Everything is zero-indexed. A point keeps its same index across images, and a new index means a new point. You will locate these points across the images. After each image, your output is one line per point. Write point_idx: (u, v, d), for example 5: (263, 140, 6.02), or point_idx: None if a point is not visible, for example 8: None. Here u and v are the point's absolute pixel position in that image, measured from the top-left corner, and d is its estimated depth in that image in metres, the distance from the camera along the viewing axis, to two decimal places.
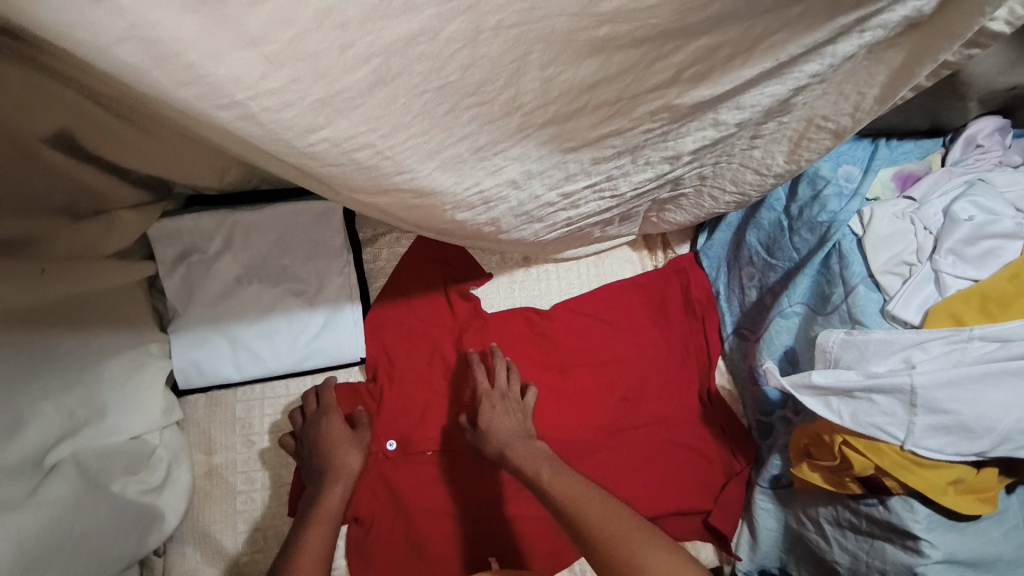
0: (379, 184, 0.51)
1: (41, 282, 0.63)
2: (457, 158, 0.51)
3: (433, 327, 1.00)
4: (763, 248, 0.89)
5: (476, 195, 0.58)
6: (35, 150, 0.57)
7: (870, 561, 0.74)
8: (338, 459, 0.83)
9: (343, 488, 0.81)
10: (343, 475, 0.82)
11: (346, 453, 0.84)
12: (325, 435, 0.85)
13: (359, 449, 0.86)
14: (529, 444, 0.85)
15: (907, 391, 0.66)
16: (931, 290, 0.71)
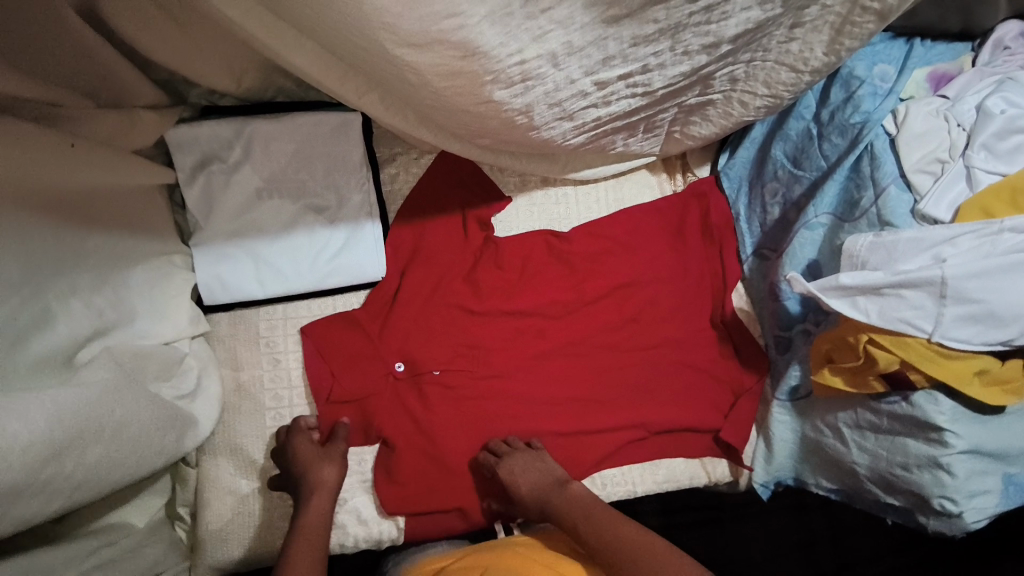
0: (426, 30, 0.50)
1: (72, 155, 0.64)
2: (506, 9, 0.50)
3: (448, 251, 0.98)
4: (789, 160, 0.87)
5: (517, 68, 0.57)
6: (64, 17, 0.61)
7: (891, 458, 0.75)
8: (313, 479, 0.82)
9: (323, 503, 0.81)
10: (324, 489, 0.82)
11: (322, 470, 0.83)
12: (300, 457, 0.83)
13: (336, 462, 0.84)
14: (563, 491, 0.86)
15: (936, 283, 0.66)
16: (963, 187, 0.71)
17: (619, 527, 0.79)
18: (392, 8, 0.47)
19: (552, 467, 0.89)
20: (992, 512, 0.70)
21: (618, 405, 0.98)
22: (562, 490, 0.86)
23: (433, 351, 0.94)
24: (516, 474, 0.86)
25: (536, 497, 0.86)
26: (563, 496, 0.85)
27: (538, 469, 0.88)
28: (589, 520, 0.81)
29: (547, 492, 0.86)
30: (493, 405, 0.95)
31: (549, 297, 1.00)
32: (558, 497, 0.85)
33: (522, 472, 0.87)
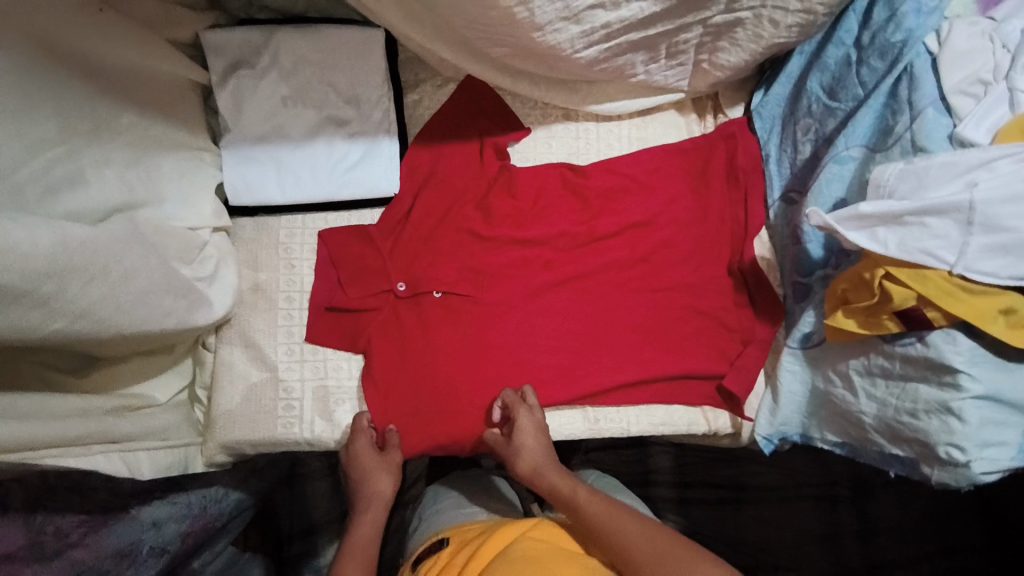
0: None
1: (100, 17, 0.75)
2: None
3: (467, 176, 1.00)
4: (825, 92, 0.82)
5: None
6: None
7: (901, 405, 0.70)
8: (375, 493, 0.91)
9: (373, 516, 0.91)
10: (377, 504, 0.92)
11: (382, 482, 0.92)
12: (361, 462, 0.90)
13: (388, 475, 0.91)
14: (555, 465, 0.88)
15: (964, 209, 0.61)
16: (1005, 111, 0.65)
17: (618, 516, 0.78)
18: None
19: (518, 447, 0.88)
20: (1008, 467, 0.64)
21: (622, 344, 0.97)
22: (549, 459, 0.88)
23: (439, 272, 0.96)
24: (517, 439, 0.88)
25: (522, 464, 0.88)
26: (546, 462, 0.88)
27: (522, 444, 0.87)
28: (582, 494, 0.83)
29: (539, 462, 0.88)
30: (494, 333, 0.95)
31: (560, 230, 0.99)
32: (541, 462, 0.88)
33: (519, 430, 0.88)
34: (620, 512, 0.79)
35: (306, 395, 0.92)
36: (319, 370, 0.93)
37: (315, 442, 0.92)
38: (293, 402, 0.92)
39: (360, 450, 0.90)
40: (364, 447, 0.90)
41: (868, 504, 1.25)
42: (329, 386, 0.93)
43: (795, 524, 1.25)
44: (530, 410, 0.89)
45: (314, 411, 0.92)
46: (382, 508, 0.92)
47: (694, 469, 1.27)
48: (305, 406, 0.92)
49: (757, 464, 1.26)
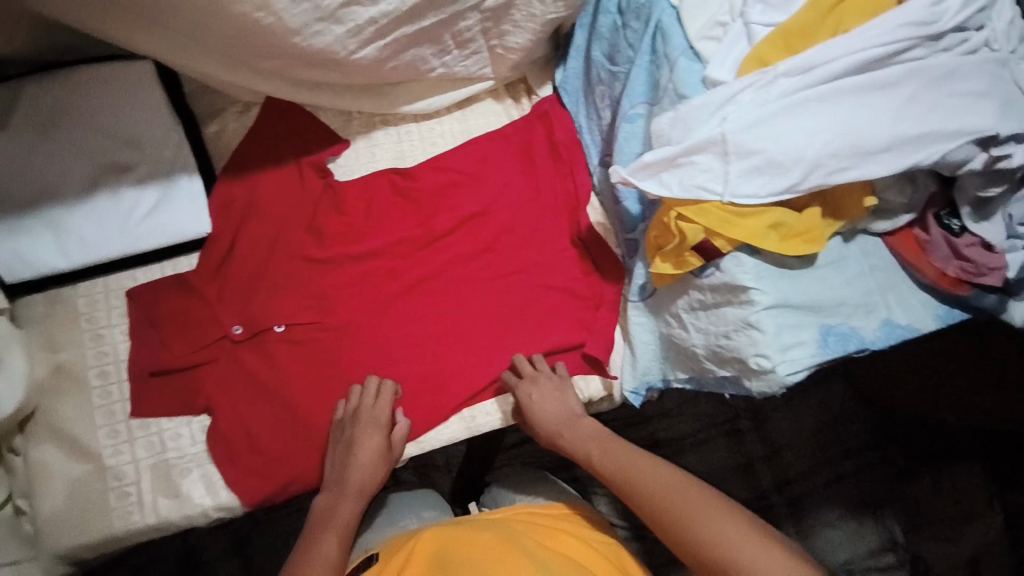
0: None
1: None
2: None
3: (288, 200, 0.94)
4: (606, 58, 0.87)
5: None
6: None
7: (717, 331, 0.76)
8: (357, 476, 0.83)
9: (352, 507, 0.83)
10: (353, 495, 0.83)
11: (371, 471, 0.84)
12: (358, 445, 0.84)
13: (382, 461, 0.85)
14: (575, 425, 0.90)
15: (718, 141, 0.67)
16: (745, 45, 0.71)
17: (648, 467, 0.81)
18: None
19: (565, 398, 0.91)
20: (809, 363, 0.70)
21: (483, 338, 0.96)
22: (570, 420, 0.90)
23: (279, 304, 0.90)
24: (540, 399, 0.89)
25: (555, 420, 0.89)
26: (569, 424, 0.90)
27: (555, 395, 0.90)
28: (597, 448, 0.87)
29: (563, 425, 0.90)
30: (349, 355, 0.91)
31: (396, 237, 0.97)
32: (564, 427, 0.90)
33: (533, 400, 0.89)
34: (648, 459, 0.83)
35: (141, 477, 0.83)
36: (155, 444, 0.84)
37: (163, 527, 0.82)
38: (127, 488, 0.82)
39: (368, 436, 0.84)
40: (372, 429, 0.84)
41: (767, 427, 1.28)
42: (169, 460, 0.84)
43: (711, 461, 1.25)
44: (536, 380, 0.91)
45: (155, 491, 0.83)
46: (354, 497, 0.83)
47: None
48: (142, 489, 0.82)
49: (666, 416, 1.26)
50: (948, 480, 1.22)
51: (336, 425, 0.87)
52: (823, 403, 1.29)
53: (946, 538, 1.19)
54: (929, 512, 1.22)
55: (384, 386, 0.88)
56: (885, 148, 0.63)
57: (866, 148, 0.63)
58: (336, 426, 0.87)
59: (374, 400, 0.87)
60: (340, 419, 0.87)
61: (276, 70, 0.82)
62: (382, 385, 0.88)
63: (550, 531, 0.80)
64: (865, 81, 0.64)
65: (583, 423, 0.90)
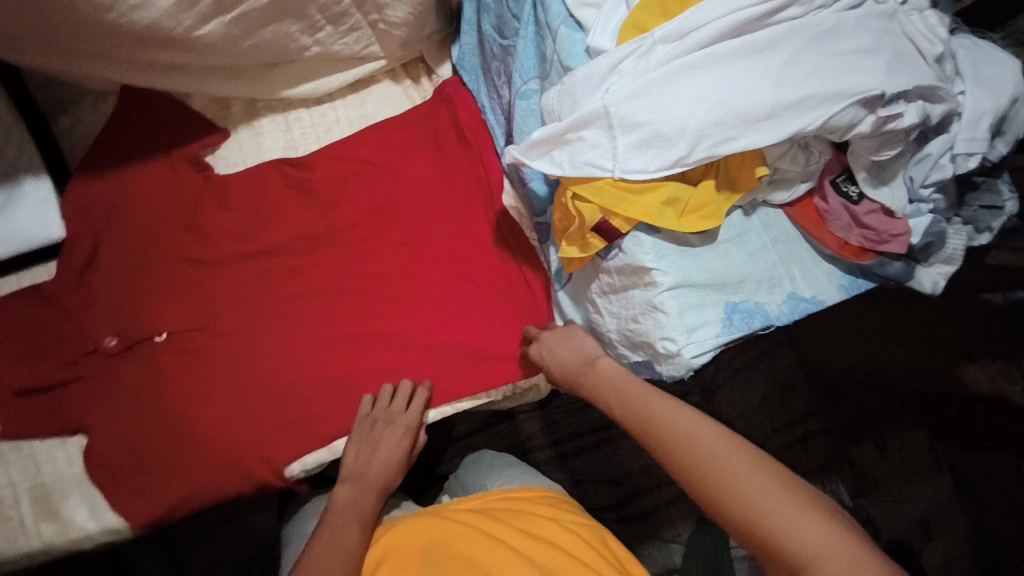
0: None
1: None
2: None
3: (164, 199, 0.86)
4: (496, 31, 0.83)
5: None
6: None
7: (627, 315, 0.72)
8: (382, 470, 0.79)
9: (370, 500, 0.75)
10: (377, 488, 0.77)
11: (391, 466, 0.79)
12: (385, 445, 0.80)
13: (400, 449, 0.80)
14: (589, 371, 0.70)
15: (601, 114, 0.62)
16: (622, 11, 0.66)
17: (668, 411, 0.60)
18: None
19: (583, 342, 0.75)
20: (713, 345, 0.67)
21: (393, 337, 0.90)
22: (586, 365, 0.71)
23: (161, 309, 0.83)
24: (553, 352, 0.76)
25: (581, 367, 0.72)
26: (588, 368, 0.70)
27: (568, 342, 0.76)
28: (615, 396, 0.66)
29: (578, 371, 0.72)
30: (242, 362, 0.84)
31: (292, 232, 0.90)
32: (580, 373, 0.72)
33: (552, 354, 0.76)
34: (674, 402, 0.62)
35: (21, 501, 0.77)
36: (30, 468, 0.78)
37: (50, 550, 0.77)
38: (8, 511, 0.77)
39: (392, 427, 0.81)
40: (400, 429, 0.81)
41: (717, 403, 1.11)
42: (46, 483, 0.78)
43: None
44: (550, 333, 0.78)
45: (36, 515, 0.77)
46: (378, 493, 0.77)
47: (557, 421, 1.14)
48: (23, 512, 0.77)
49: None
50: (888, 444, 1.01)
51: (366, 416, 0.83)
52: (770, 373, 1.14)
53: (893, 499, 0.97)
54: (879, 480, 0.99)
55: (418, 394, 0.84)
56: (769, 115, 0.59)
57: (749, 116, 0.59)
58: (366, 416, 0.82)
59: (406, 400, 0.83)
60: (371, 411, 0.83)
61: (112, 54, 0.78)
62: (409, 382, 0.85)
63: (527, 514, 0.70)
64: (744, 44, 0.60)
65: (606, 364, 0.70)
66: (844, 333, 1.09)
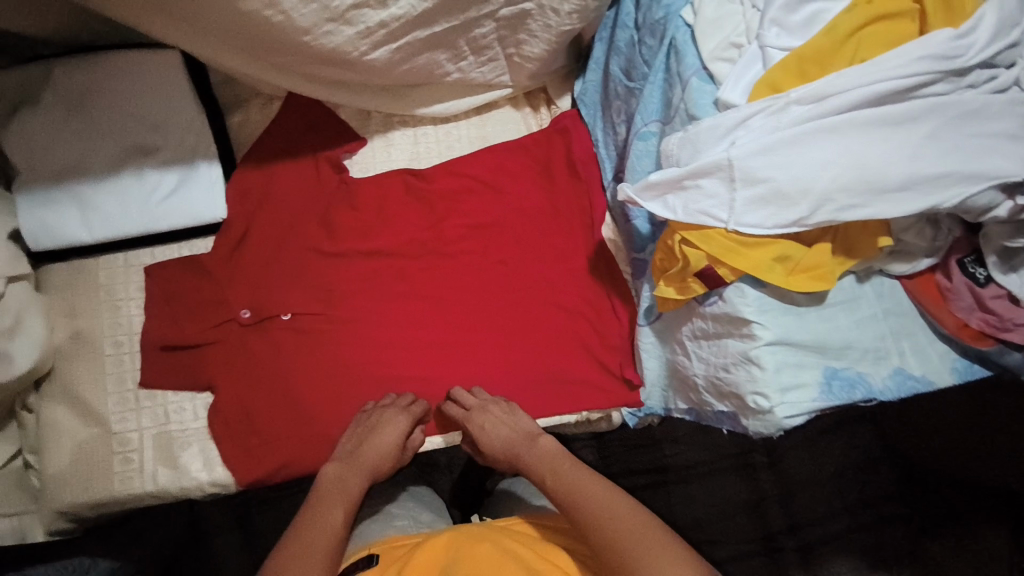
0: None
1: None
2: None
3: (303, 194, 0.97)
4: (624, 73, 0.87)
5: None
6: None
7: (718, 361, 0.73)
8: (372, 454, 0.82)
9: (356, 483, 0.79)
10: (365, 472, 0.81)
11: (383, 453, 0.82)
12: (381, 429, 0.83)
13: (394, 442, 0.83)
14: (532, 446, 0.83)
15: (724, 166, 0.65)
16: (759, 68, 0.67)
17: (593, 490, 0.73)
18: None
19: (521, 419, 0.87)
20: (809, 408, 0.65)
21: (483, 347, 0.97)
22: (527, 441, 0.84)
23: (289, 295, 0.93)
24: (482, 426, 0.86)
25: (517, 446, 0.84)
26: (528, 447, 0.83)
27: (493, 422, 0.86)
28: (550, 471, 0.78)
29: (517, 446, 0.84)
30: (346, 350, 0.92)
31: (407, 237, 0.99)
32: (520, 448, 0.83)
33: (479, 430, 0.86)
34: (602, 483, 0.74)
35: (144, 445, 0.85)
36: (159, 416, 0.87)
37: (160, 495, 0.85)
38: (130, 454, 0.85)
39: (395, 419, 0.85)
40: (399, 420, 0.85)
41: (783, 465, 1.12)
42: (171, 432, 0.87)
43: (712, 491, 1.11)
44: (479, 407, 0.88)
45: (155, 460, 0.85)
46: (365, 476, 0.81)
47: (611, 456, 1.13)
48: (145, 457, 0.85)
49: (676, 442, 1.13)
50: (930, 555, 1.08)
51: (366, 412, 0.87)
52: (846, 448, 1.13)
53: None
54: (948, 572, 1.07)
55: (415, 402, 0.89)
56: (901, 188, 0.59)
57: (879, 185, 0.59)
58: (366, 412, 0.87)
59: (406, 404, 0.88)
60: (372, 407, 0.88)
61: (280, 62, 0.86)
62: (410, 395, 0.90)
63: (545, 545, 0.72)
64: (885, 115, 0.60)
65: (546, 441, 0.83)
66: (930, 437, 0.99)
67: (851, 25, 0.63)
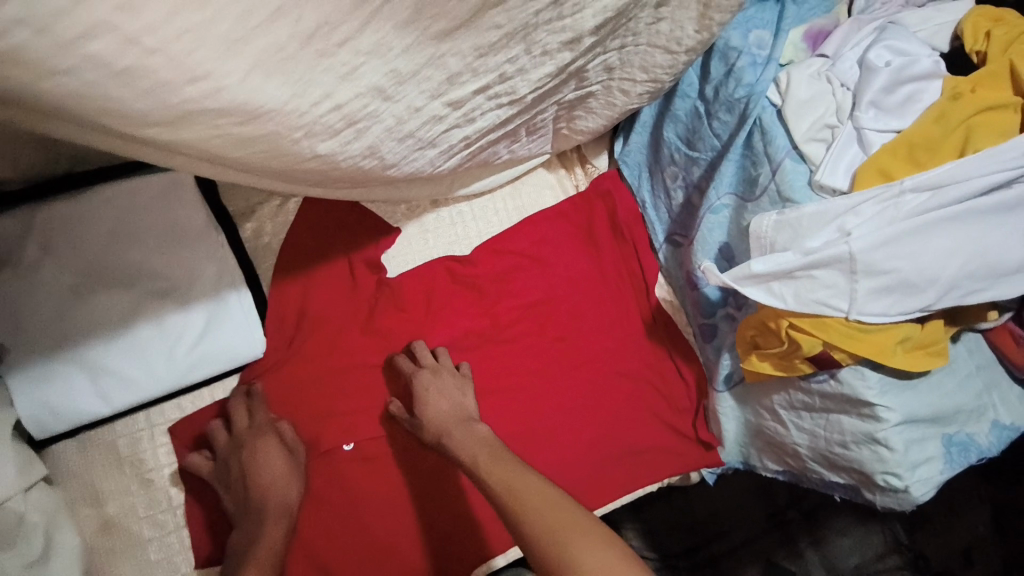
0: (170, 106, 0.36)
1: None
2: (280, 50, 0.36)
3: (340, 304, 0.86)
4: (683, 142, 0.84)
5: (335, 114, 0.43)
6: None
7: (829, 436, 0.74)
8: (270, 493, 0.72)
9: (279, 529, 0.69)
10: (274, 514, 0.70)
11: (281, 486, 0.73)
12: (263, 464, 0.73)
13: (288, 473, 0.74)
14: (467, 427, 0.76)
15: (845, 259, 0.63)
16: (857, 150, 0.68)
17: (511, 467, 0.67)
18: (101, 89, 0.32)
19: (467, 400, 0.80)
20: (936, 480, 0.70)
21: (559, 435, 0.91)
22: (462, 424, 0.76)
23: (348, 422, 0.83)
24: (424, 398, 0.79)
25: (435, 422, 0.77)
26: (460, 426, 0.76)
27: (444, 391, 0.80)
28: (486, 450, 0.71)
29: (450, 423, 0.76)
30: (418, 470, 0.83)
31: (462, 330, 0.91)
32: (454, 428, 0.76)
33: (424, 395, 0.79)
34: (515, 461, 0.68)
35: None
36: None
37: None
38: None
39: (263, 447, 0.74)
40: (269, 442, 0.75)
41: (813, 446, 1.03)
42: None
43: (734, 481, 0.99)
44: (432, 372, 0.81)
45: None
46: (283, 518, 0.71)
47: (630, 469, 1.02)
48: None
49: None
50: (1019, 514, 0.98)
51: (222, 449, 0.75)
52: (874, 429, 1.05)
53: None
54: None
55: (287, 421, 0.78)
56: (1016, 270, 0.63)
57: (997, 270, 0.63)
58: (220, 449, 0.75)
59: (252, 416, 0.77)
60: (228, 437, 0.76)
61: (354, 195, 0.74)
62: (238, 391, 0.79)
63: None
64: (1000, 203, 0.62)
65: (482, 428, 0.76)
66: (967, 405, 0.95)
67: (962, 112, 0.64)
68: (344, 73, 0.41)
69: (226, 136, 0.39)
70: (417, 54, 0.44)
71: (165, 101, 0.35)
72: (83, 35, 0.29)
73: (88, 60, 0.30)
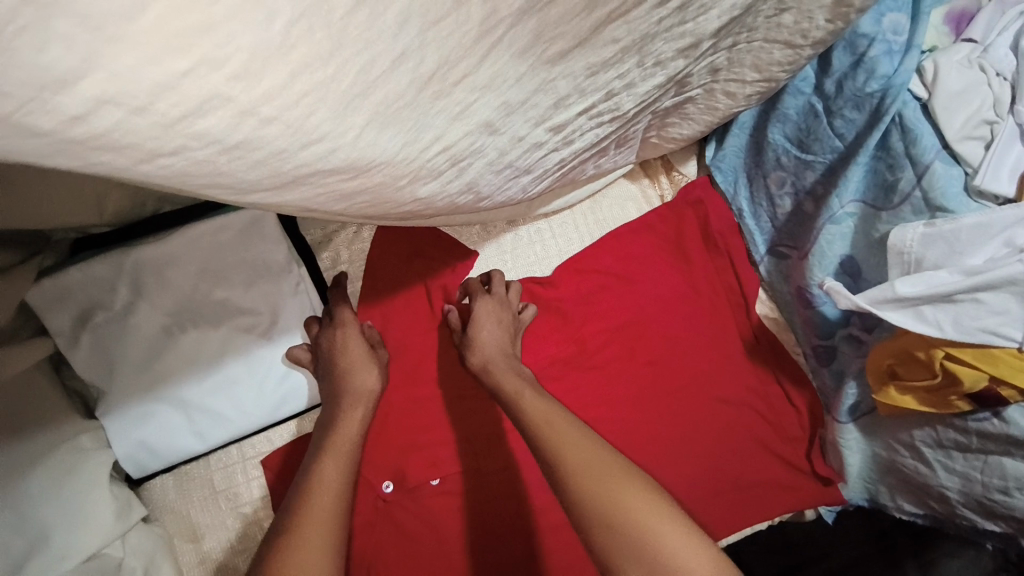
0: (287, 179, 0.37)
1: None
2: (400, 102, 0.35)
3: (420, 334, 0.83)
4: (792, 143, 0.75)
5: (441, 156, 0.43)
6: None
7: (987, 480, 0.63)
8: (351, 384, 0.70)
9: (358, 416, 0.68)
10: (360, 401, 0.69)
11: (366, 373, 0.72)
12: (348, 355, 0.72)
13: (372, 367, 0.72)
14: (511, 362, 0.73)
15: (1022, 281, 0.53)
16: (1022, 149, 0.58)
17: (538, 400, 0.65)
18: (209, 163, 0.32)
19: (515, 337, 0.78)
20: None
21: (657, 466, 0.83)
22: (506, 355, 0.74)
23: (430, 453, 0.79)
24: (480, 320, 0.77)
25: (484, 347, 0.75)
26: (504, 359, 0.73)
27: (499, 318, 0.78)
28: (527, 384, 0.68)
29: (496, 355, 0.74)
30: (508, 505, 0.79)
31: (547, 357, 0.86)
32: (497, 358, 0.73)
33: (479, 318, 0.77)
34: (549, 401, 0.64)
35: None
36: None
37: None
38: None
39: (350, 337, 0.73)
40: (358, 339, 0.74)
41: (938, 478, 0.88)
42: None
43: None
44: (495, 300, 0.79)
45: None
46: (362, 410, 0.69)
47: None
48: None
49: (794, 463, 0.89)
50: None
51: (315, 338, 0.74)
52: None
53: None
54: None
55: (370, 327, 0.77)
56: None
57: None
58: (313, 339, 0.74)
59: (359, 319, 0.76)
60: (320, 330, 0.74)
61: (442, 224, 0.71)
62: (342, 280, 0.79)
63: None
64: None
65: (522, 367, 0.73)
66: None
67: None
68: (456, 113, 0.40)
69: (334, 191, 0.40)
70: (530, 81, 0.42)
71: (277, 169, 0.35)
72: (190, 112, 0.29)
73: (197, 137, 0.30)
